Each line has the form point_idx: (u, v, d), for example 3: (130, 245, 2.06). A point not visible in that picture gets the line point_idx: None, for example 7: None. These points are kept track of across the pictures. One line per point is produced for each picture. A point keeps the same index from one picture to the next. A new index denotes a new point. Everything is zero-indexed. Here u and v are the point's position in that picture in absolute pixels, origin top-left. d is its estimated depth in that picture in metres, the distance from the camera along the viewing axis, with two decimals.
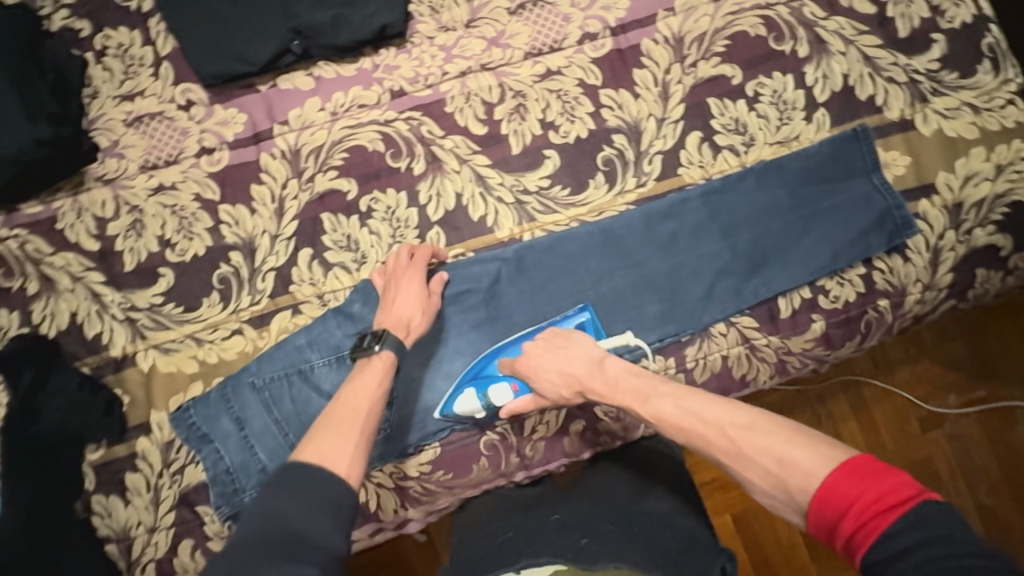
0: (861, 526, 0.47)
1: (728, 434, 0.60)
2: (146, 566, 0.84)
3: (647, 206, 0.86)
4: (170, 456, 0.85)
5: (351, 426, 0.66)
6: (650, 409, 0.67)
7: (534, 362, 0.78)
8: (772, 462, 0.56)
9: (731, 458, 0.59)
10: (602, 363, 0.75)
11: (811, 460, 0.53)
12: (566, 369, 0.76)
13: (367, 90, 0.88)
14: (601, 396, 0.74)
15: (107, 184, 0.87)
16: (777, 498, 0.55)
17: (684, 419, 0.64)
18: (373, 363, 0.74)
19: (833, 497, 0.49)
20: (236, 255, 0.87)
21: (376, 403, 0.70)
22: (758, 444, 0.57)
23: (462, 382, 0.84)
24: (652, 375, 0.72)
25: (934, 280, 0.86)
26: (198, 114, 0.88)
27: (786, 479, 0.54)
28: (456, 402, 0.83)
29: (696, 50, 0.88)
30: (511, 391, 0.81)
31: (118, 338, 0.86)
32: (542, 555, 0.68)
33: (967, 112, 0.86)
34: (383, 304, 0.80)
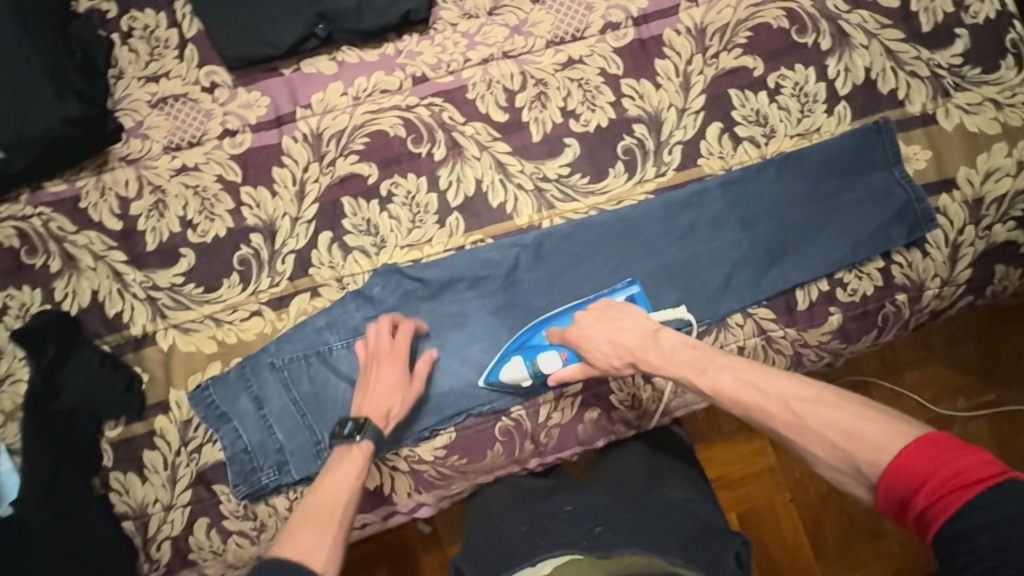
0: (937, 499, 0.48)
1: (790, 407, 0.60)
2: (162, 543, 0.85)
3: (666, 196, 0.87)
4: (188, 435, 0.86)
5: (330, 521, 0.66)
6: (707, 380, 0.67)
7: (584, 333, 0.78)
8: (839, 435, 0.56)
9: (791, 430, 0.60)
10: (654, 335, 0.74)
11: (880, 434, 0.53)
12: (617, 338, 0.76)
13: (390, 75, 0.89)
14: (653, 367, 0.72)
15: (131, 164, 0.88)
16: (843, 471, 0.56)
17: (742, 390, 0.64)
18: (353, 451, 0.74)
19: (907, 471, 0.50)
20: (257, 237, 0.87)
21: (354, 495, 0.71)
22: (822, 416, 0.57)
23: (509, 350, 0.84)
24: (709, 347, 0.71)
25: (952, 275, 0.86)
26: (222, 96, 0.89)
27: (855, 453, 0.54)
28: (503, 369, 0.83)
29: (718, 41, 0.88)
30: (560, 358, 0.81)
31: (139, 317, 0.87)
32: (557, 547, 0.68)
33: (989, 107, 0.86)
34: (361, 390, 0.79)
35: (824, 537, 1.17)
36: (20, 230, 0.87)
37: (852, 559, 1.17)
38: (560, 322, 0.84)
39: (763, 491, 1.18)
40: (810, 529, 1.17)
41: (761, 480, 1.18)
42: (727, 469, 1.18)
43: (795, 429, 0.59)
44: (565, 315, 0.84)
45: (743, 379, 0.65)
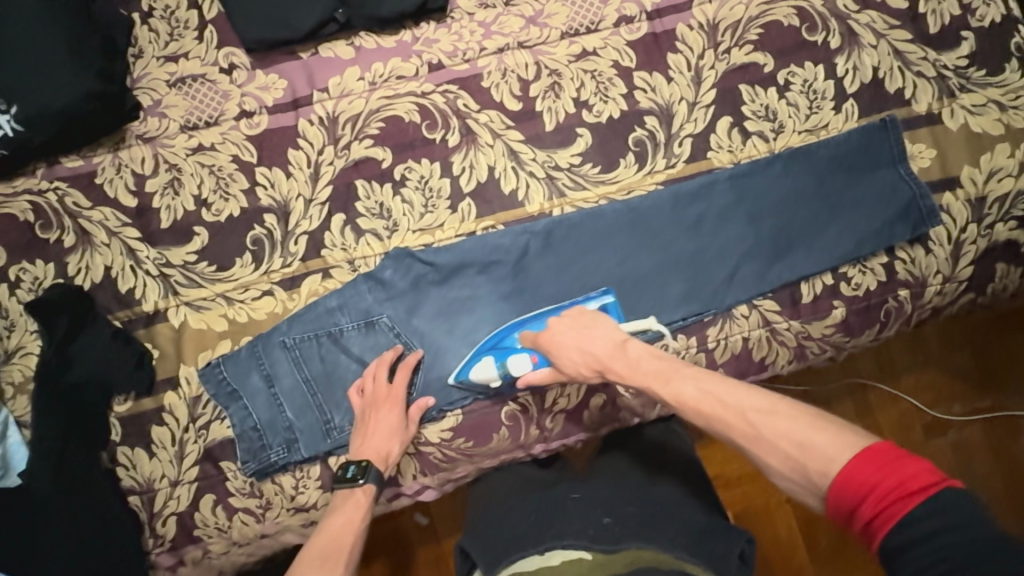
0: (881, 510, 0.47)
1: (748, 418, 0.59)
2: (167, 519, 0.86)
3: (676, 187, 0.88)
4: (197, 411, 0.86)
5: (335, 561, 0.68)
6: (671, 391, 0.66)
7: (556, 338, 0.78)
8: (793, 446, 0.55)
9: (749, 442, 0.59)
10: (622, 345, 0.74)
11: (831, 446, 0.52)
12: (587, 347, 0.76)
13: (406, 62, 0.90)
14: (620, 376, 0.72)
15: (148, 142, 0.89)
16: (796, 481, 0.55)
17: (703, 402, 0.63)
18: (356, 495, 0.77)
19: (854, 482, 0.49)
20: (270, 218, 0.88)
21: (359, 536, 0.73)
22: (777, 428, 0.57)
23: (481, 350, 0.85)
24: (673, 358, 0.70)
25: (954, 272, 0.87)
26: (240, 78, 0.90)
27: (806, 465, 0.53)
28: (472, 368, 0.84)
29: (729, 37, 0.90)
30: (530, 362, 0.81)
31: (151, 294, 0.88)
32: (567, 537, 0.68)
33: (993, 109, 0.88)
34: (359, 433, 0.81)
35: (819, 538, 1.18)
36: (34, 205, 0.88)
37: (847, 560, 1.18)
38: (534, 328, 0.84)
39: (760, 490, 1.19)
40: (806, 528, 1.18)
41: (759, 479, 1.19)
42: (726, 467, 1.19)
43: (752, 438, 0.58)
44: (540, 320, 0.85)
45: (703, 389, 0.64)
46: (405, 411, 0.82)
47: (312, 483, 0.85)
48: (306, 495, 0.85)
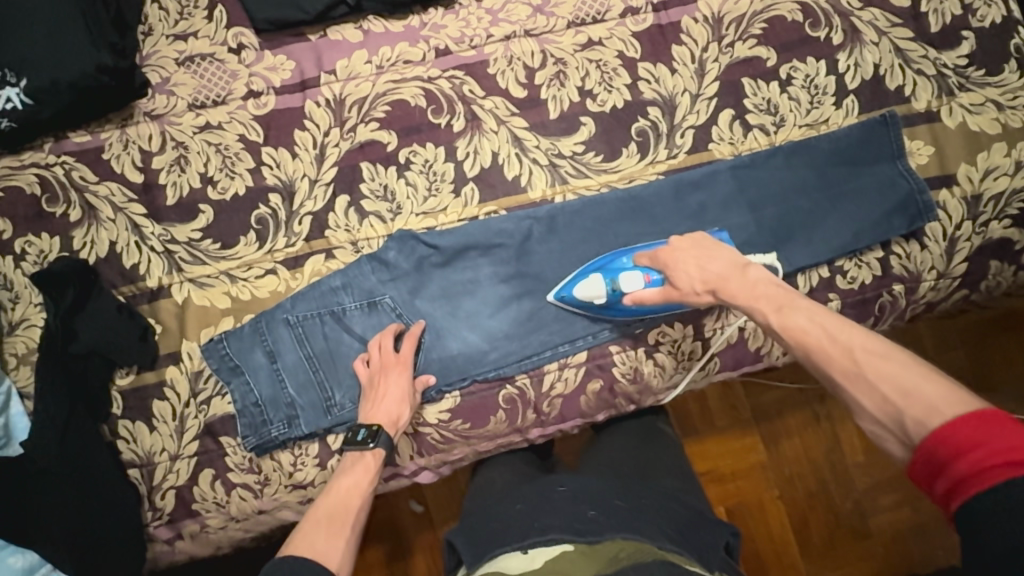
0: (978, 470, 0.48)
1: (855, 356, 0.61)
2: (166, 493, 0.87)
3: (678, 176, 0.89)
4: (198, 386, 0.87)
5: (342, 523, 0.73)
6: (781, 318, 0.69)
7: (674, 258, 0.81)
8: (892, 391, 0.56)
9: (848, 377, 0.60)
10: (743, 273, 0.76)
11: (937, 397, 0.53)
12: (707, 268, 0.79)
13: (413, 46, 0.91)
14: (733, 298, 0.76)
15: (155, 119, 0.90)
16: (887, 426, 0.56)
17: (812, 330, 0.66)
18: (366, 458, 0.79)
19: (956, 438, 0.50)
20: (276, 197, 0.89)
21: (365, 501, 0.77)
22: (883, 369, 0.58)
23: (589, 269, 0.86)
24: (795, 293, 0.72)
25: (948, 269, 0.89)
26: (248, 58, 0.90)
27: (904, 409, 0.55)
28: (580, 284, 0.85)
29: (734, 30, 0.91)
30: (643, 280, 0.83)
31: (155, 270, 0.89)
32: (551, 532, 0.69)
33: (991, 108, 0.89)
34: (369, 398, 0.82)
35: (810, 534, 1.20)
36: (41, 178, 0.89)
37: (836, 557, 1.19)
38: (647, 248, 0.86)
39: (754, 485, 1.20)
40: (797, 524, 1.20)
41: (752, 474, 1.21)
42: (719, 462, 1.21)
43: (851, 375, 0.60)
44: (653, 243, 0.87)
45: (817, 321, 0.66)
46: (413, 378, 0.84)
47: (310, 460, 0.86)
48: (304, 472, 0.86)
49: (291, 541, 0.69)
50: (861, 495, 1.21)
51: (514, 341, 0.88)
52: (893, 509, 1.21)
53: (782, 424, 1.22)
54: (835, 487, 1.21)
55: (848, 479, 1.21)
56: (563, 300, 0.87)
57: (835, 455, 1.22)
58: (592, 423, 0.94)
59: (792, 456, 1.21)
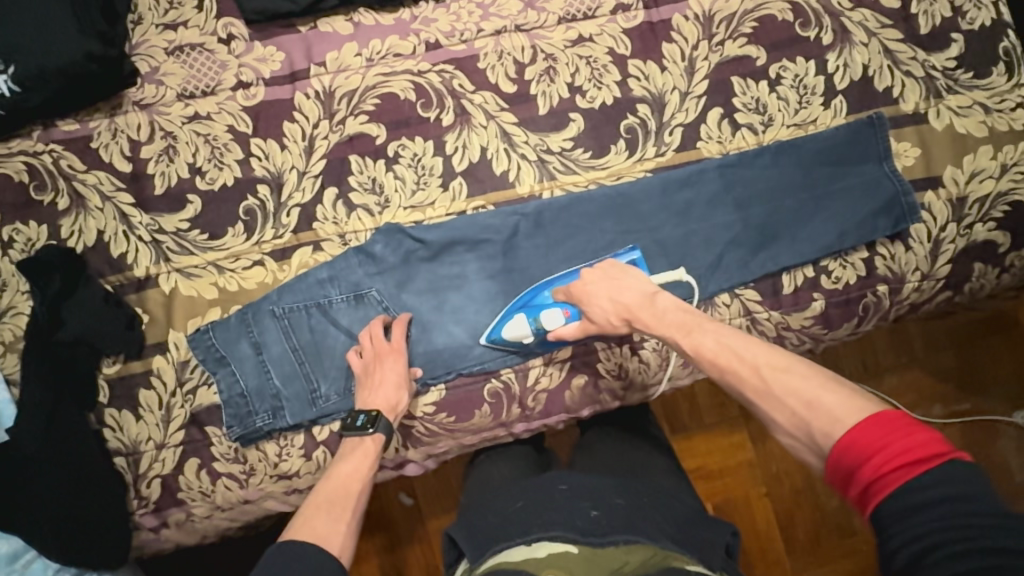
0: (882, 474, 0.49)
1: (761, 374, 0.61)
2: (152, 481, 0.87)
3: (666, 174, 0.89)
4: (184, 376, 0.88)
5: (343, 506, 0.73)
6: (692, 341, 0.69)
7: (587, 286, 0.82)
8: (800, 403, 0.57)
9: (758, 396, 0.61)
10: (654, 294, 0.77)
11: (840, 405, 0.54)
12: (619, 296, 0.79)
13: (404, 39, 0.91)
14: (646, 326, 0.75)
15: (144, 109, 0.90)
16: (799, 439, 0.57)
17: (720, 355, 0.65)
18: (366, 443, 0.80)
19: (857, 444, 0.51)
20: (264, 188, 0.89)
21: (366, 484, 0.77)
22: (787, 385, 0.58)
23: (512, 309, 0.87)
24: (699, 313, 0.72)
25: (932, 270, 0.89)
26: (238, 49, 0.90)
27: (811, 422, 0.55)
28: (505, 327, 0.86)
29: (724, 29, 0.91)
30: (562, 316, 0.84)
31: (143, 259, 0.89)
32: (554, 529, 0.69)
33: (978, 111, 0.90)
34: (366, 387, 0.82)
35: (797, 531, 1.21)
36: (29, 166, 0.89)
37: (822, 553, 1.21)
38: (562, 282, 0.87)
39: (741, 481, 1.21)
40: (784, 521, 1.21)
41: (740, 471, 1.22)
42: (707, 458, 1.22)
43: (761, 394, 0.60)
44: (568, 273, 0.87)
45: (722, 342, 0.66)
46: (407, 364, 0.85)
47: (296, 451, 0.87)
48: (289, 463, 0.87)
49: (291, 526, 0.68)
50: None
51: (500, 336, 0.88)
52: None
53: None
54: (822, 484, 1.22)
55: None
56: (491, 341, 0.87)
57: None
58: (577, 418, 0.95)
59: (779, 453, 1.22)
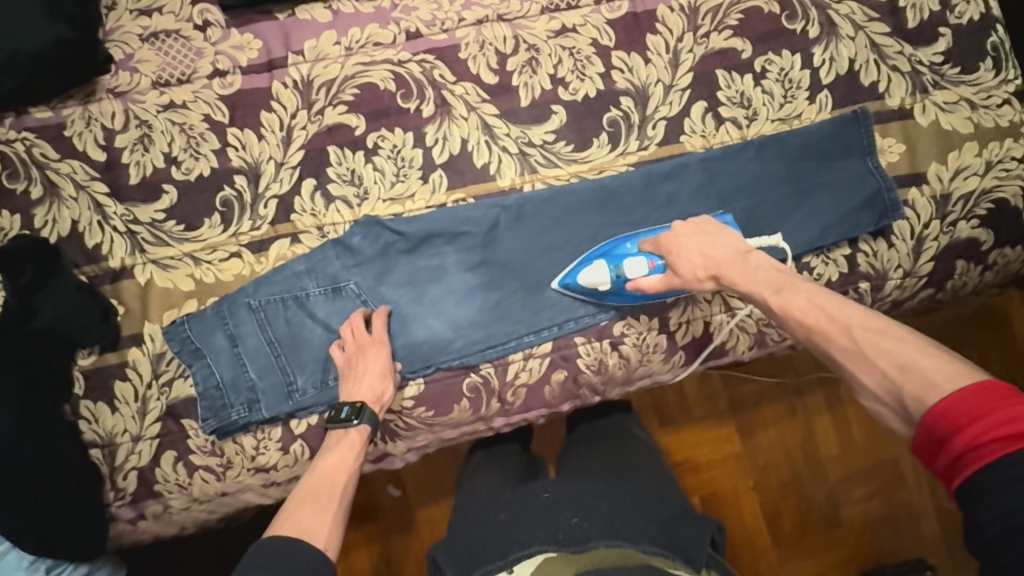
0: (982, 441, 0.48)
1: (853, 333, 0.62)
2: (128, 473, 0.87)
3: (648, 168, 0.88)
4: (160, 368, 0.87)
5: (328, 499, 0.73)
6: (782, 299, 0.70)
7: (677, 243, 0.81)
8: (893, 366, 0.58)
9: (849, 356, 0.62)
10: (744, 258, 0.77)
11: (936, 371, 0.55)
12: (710, 253, 0.79)
13: (383, 28, 0.89)
14: (734, 282, 0.76)
15: (118, 97, 0.88)
16: (885, 401, 0.58)
17: (810, 312, 0.67)
18: (351, 434, 0.79)
19: (959, 410, 0.51)
20: (241, 179, 0.88)
21: (352, 475, 0.77)
22: (882, 346, 0.59)
23: (592, 256, 0.86)
24: (793, 275, 0.73)
25: (914, 267, 0.89)
26: (214, 36, 0.89)
27: (902, 384, 0.56)
28: (583, 272, 0.85)
29: (709, 21, 0.90)
30: (647, 266, 0.83)
31: (118, 250, 0.88)
32: (534, 544, 0.70)
33: (964, 107, 0.89)
34: (348, 379, 0.82)
35: (783, 524, 1.22)
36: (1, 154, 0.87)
37: (808, 545, 1.22)
38: (649, 232, 0.86)
39: (728, 475, 1.22)
40: (769, 514, 1.21)
41: (727, 464, 1.22)
42: (696, 452, 1.22)
43: (852, 354, 0.61)
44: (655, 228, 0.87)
45: (813, 303, 0.67)
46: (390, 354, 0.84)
47: (273, 444, 0.86)
48: (266, 456, 0.86)
49: (276, 521, 0.69)
50: (834, 487, 1.23)
51: (478, 330, 0.88)
52: (864, 501, 1.23)
53: (758, 414, 1.23)
54: (809, 476, 1.23)
55: (822, 471, 1.23)
56: (565, 286, 0.87)
57: (810, 447, 1.23)
58: (558, 413, 0.94)
59: (767, 446, 1.22)
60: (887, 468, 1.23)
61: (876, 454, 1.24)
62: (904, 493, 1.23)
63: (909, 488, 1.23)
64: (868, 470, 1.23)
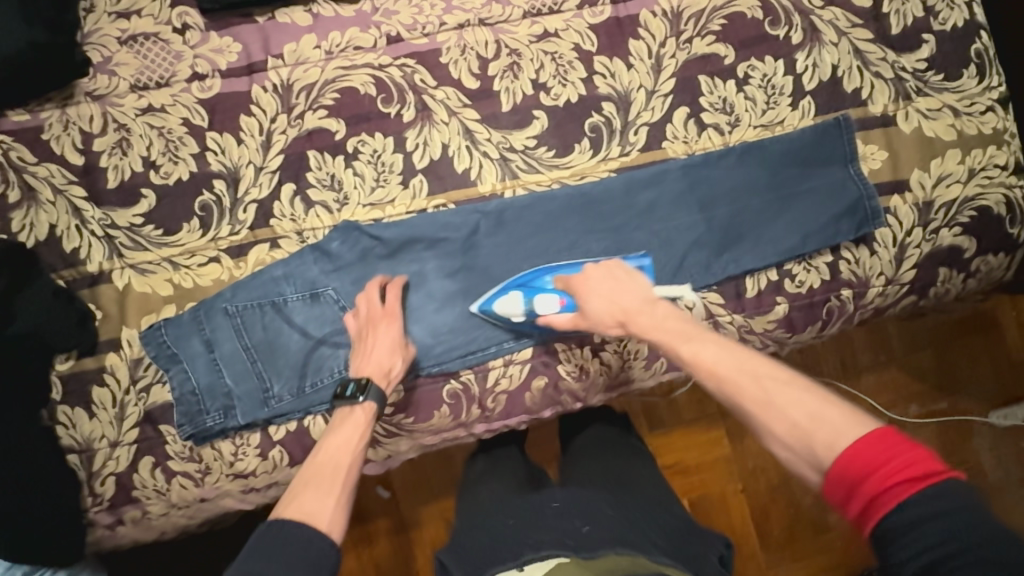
0: (888, 486, 0.48)
1: (764, 386, 0.60)
2: (106, 479, 0.86)
3: (629, 174, 0.88)
4: (138, 373, 0.86)
5: (332, 481, 0.69)
6: (689, 348, 0.67)
7: (588, 286, 0.80)
8: (802, 417, 0.56)
9: (759, 406, 0.59)
10: (653, 304, 0.75)
11: (843, 419, 0.54)
12: (618, 298, 0.78)
13: (364, 32, 0.89)
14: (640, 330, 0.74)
15: (97, 100, 0.87)
16: (796, 451, 0.56)
17: (720, 363, 0.63)
18: (356, 412, 0.76)
19: (864, 456, 0.50)
20: (220, 183, 0.88)
21: (357, 456, 0.73)
22: (793, 397, 0.57)
23: (510, 285, 0.85)
24: (699, 326, 0.71)
25: (897, 275, 0.88)
26: (192, 39, 0.88)
27: (812, 435, 0.54)
28: (498, 301, 0.85)
29: (692, 26, 0.89)
30: (558, 304, 0.82)
31: (96, 255, 0.87)
32: (546, 547, 0.69)
33: (948, 114, 0.88)
34: (359, 354, 0.81)
35: (771, 526, 1.21)
36: None
37: (796, 548, 1.21)
38: (565, 271, 0.86)
39: (717, 478, 1.21)
40: (758, 517, 1.21)
41: (716, 467, 1.22)
42: (685, 455, 1.21)
43: (764, 402, 0.59)
44: (574, 266, 0.86)
45: (719, 352, 0.65)
46: (402, 328, 0.83)
47: (251, 450, 0.86)
48: (245, 462, 0.86)
49: (279, 505, 0.66)
50: None
51: (458, 336, 0.87)
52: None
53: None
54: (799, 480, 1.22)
55: None
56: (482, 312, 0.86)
57: None
58: (540, 419, 0.94)
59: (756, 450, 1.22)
60: None
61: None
62: None
63: None
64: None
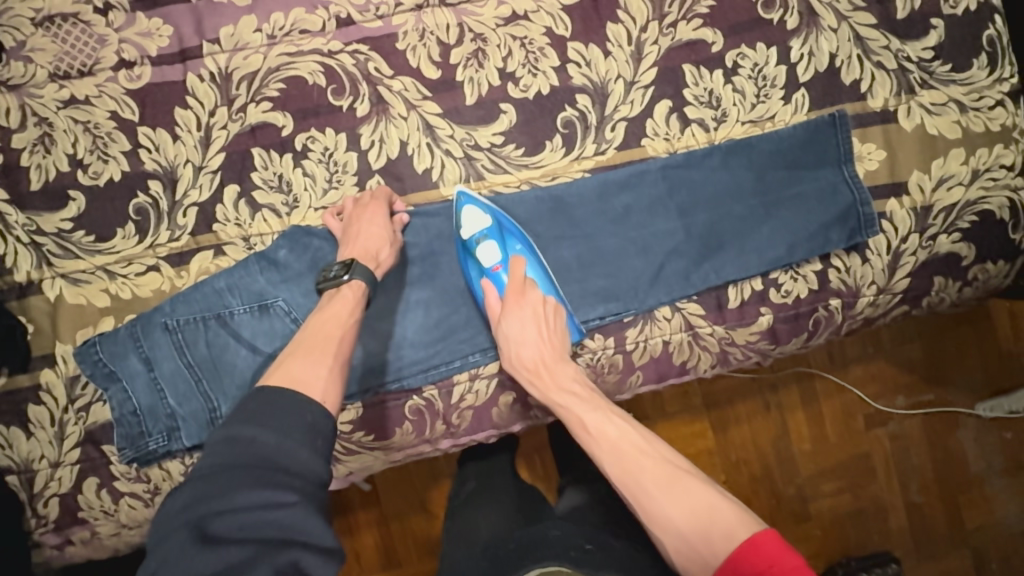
0: None
1: (664, 467, 0.64)
2: (49, 500, 0.79)
3: (604, 175, 0.81)
4: (76, 392, 0.80)
5: (323, 350, 0.65)
6: (597, 418, 0.69)
7: (517, 313, 0.75)
8: (699, 505, 0.60)
9: (659, 488, 0.62)
10: (563, 362, 0.75)
11: (736, 518, 0.57)
12: (527, 345, 0.74)
13: (312, 13, 0.80)
14: (544, 391, 0.73)
15: (13, 91, 0.78)
16: (688, 540, 0.58)
17: (624, 441, 0.66)
18: (344, 292, 0.71)
19: (756, 553, 0.54)
20: (155, 184, 0.80)
21: (349, 332, 0.68)
22: (690, 487, 0.61)
23: (493, 214, 0.79)
24: (604, 395, 0.73)
25: (889, 284, 0.82)
26: (117, 21, 0.79)
27: (709, 527, 0.58)
28: (475, 210, 0.79)
29: (677, 8, 0.81)
30: (492, 263, 0.79)
31: (23, 263, 0.80)
32: (547, 559, 0.61)
33: (953, 109, 0.81)
34: (344, 241, 0.75)
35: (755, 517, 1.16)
36: None
37: None
38: (528, 267, 0.80)
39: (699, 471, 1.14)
40: None
41: (700, 460, 1.14)
42: None
43: (666, 485, 0.62)
44: (541, 270, 0.80)
45: (626, 430, 0.68)
46: (389, 212, 0.78)
47: None
48: None
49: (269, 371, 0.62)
50: (804, 483, 1.16)
51: (420, 349, 0.81)
52: (834, 496, 1.16)
53: (732, 411, 1.15)
54: (780, 472, 1.15)
55: (793, 466, 1.16)
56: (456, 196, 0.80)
57: (782, 444, 1.16)
58: (509, 432, 0.88)
59: (740, 443, 1.15)
60: (859, 464, 1.17)
61: (852, 450, 1.17)
62: (875, 486, 1.17)
63: (878, 484, 1.17)
64: (837, 465, 1.17)
